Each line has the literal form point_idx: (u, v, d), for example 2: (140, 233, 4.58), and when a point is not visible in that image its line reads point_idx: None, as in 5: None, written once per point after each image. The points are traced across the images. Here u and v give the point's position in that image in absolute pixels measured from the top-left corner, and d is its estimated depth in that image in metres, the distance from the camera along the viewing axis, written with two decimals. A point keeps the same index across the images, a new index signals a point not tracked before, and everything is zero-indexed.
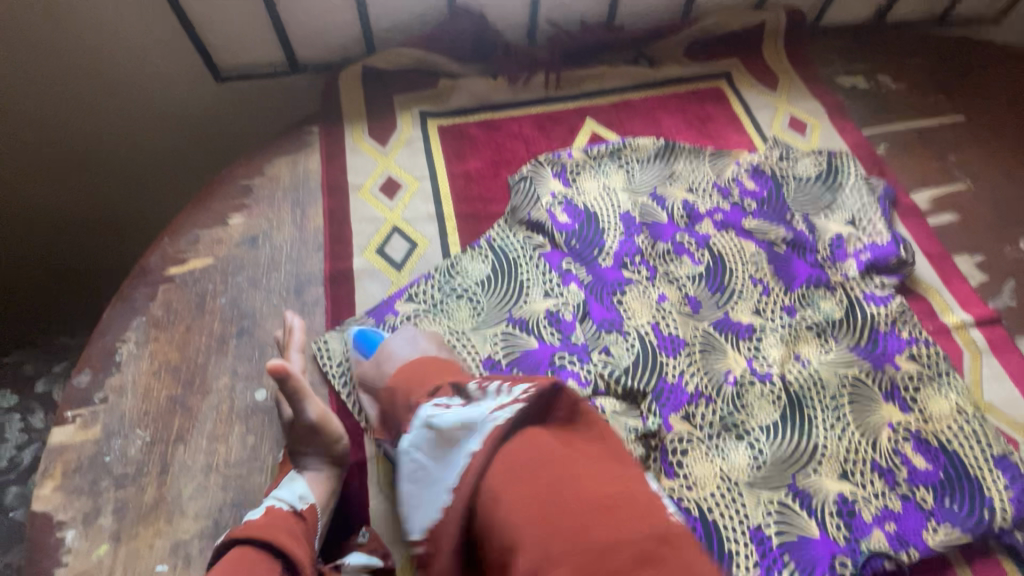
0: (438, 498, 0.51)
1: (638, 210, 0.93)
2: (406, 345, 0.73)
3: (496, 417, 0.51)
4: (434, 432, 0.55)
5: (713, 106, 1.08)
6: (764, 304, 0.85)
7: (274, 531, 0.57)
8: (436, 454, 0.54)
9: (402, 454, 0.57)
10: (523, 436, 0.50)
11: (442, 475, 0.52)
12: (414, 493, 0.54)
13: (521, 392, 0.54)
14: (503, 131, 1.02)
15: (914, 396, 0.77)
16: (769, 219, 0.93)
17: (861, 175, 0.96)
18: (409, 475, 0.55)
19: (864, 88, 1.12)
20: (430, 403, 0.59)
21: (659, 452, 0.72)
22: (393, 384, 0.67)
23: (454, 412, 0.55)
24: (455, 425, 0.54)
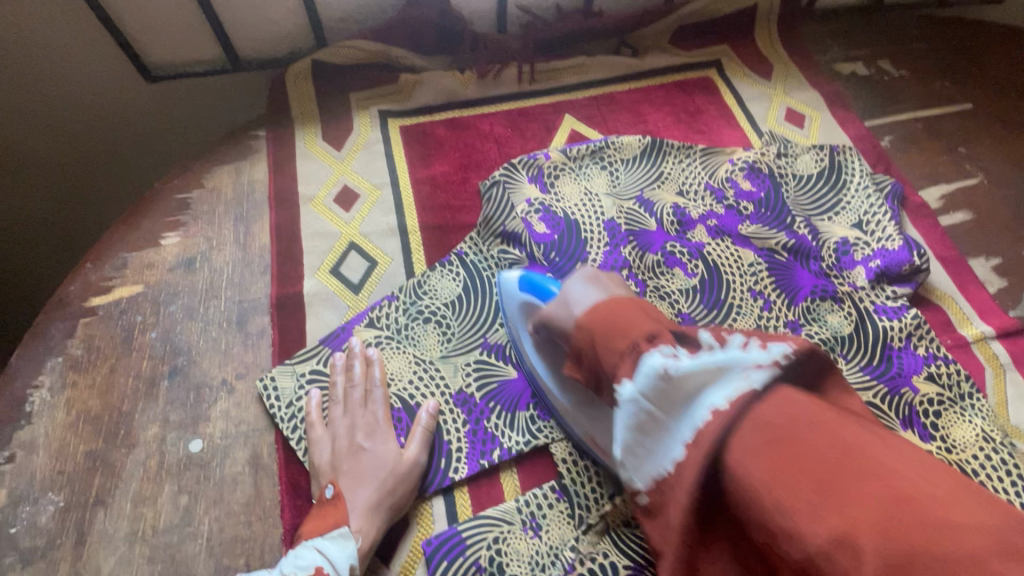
0: (677, 446, 0.46)
1: (624, 217, 0.84)
2: (590, 288, 0.58)
3: (750, 381, 0.44)
4: (662, 382, 0.49)
5: (703, 98, 0.98)
6: (765, 319, 0.77)
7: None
8: (668, 401, 0.48)
9: (624, 396, 0.51)
10: (783, 396, 0.42)
11: (675, 427, 0.47)
12: (637, 431, 0.51)
13: (780, 354, 0.45)
14: (473, 131, 0.92)
15: (935, 421, 0.69)
16: (767, 223, 0.84)
17: (868, 171, 0.87)
18: (635, 422, 0.51)
19: (865, 75, 1.03)
20: (655, 349, 0.50)
21: None
22: (592, 325, 0.55)
23: (699, 359, 0.48)
24: (699, 375, 0.47)
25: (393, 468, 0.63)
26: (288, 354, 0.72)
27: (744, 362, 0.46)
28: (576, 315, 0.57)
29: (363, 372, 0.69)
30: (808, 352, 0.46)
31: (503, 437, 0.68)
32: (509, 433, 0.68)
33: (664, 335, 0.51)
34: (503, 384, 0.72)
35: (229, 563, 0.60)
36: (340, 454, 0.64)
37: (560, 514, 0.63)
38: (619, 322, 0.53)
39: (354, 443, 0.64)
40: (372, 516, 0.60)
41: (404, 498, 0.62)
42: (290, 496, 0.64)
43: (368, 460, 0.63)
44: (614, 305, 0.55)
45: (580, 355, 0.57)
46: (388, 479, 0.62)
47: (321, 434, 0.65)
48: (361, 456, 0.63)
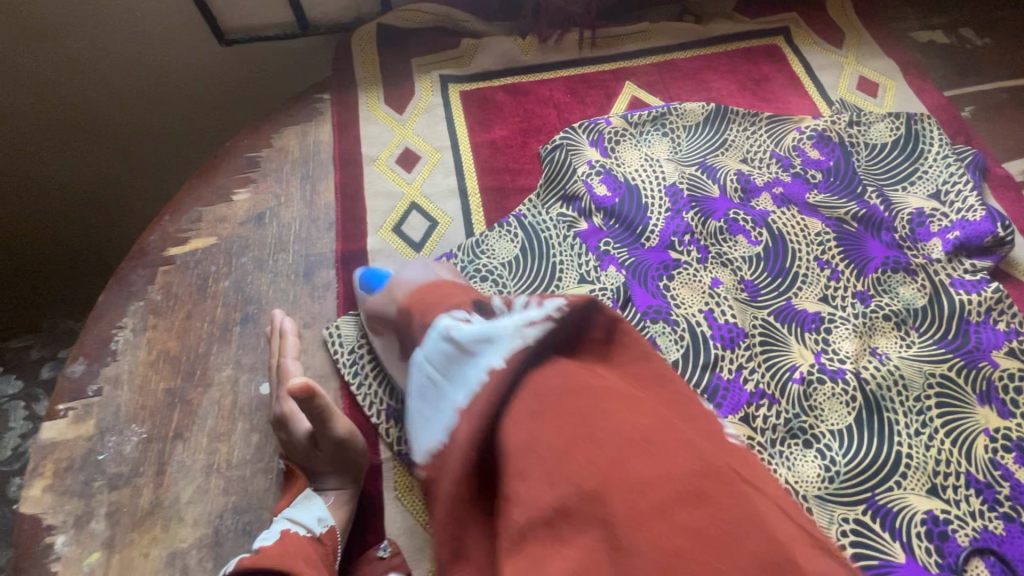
0: (444, 416, 0.45)
1: (686, 182, 0.82)
2: (420, 271, 0.65)
3: (523, 337, 0.44)
4: (449, 349, 0.48)
5: (770, 66, 0.95)
6: (833, 289, 0.75)
7: (294, 559, 0.53)
8: (450, 366, 0.48)
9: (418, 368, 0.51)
10: (554, 371, 0.42)
11: (451, 390, 0.46)
12: (422, 406, 0.49)
13: (553, 308, 0.45)
14: (533, 97, 0.92)
15: (1016, 398, 0.66)
16: (836, 193, 0.81)
17: (947, 141, 0.83)
18: (420, 390, 0.50)
19: (944, 44, 0.98)
20: (447, 315, 0.51)
21: None
22: (409, 303, 0.58)
23: (481, 324, 0.48)
24: (472, 339, 0.46)
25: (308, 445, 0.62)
26: (354, 305, 0.75)
27: (518, 322, 0.45)
28: (399, 296, 0.61)
29: (280, 345, 0.69)
30: (588, 304, 0.46)
31: None
32: None
33: (465, 303, 0.53)
34: None
35: None
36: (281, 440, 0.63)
37: None
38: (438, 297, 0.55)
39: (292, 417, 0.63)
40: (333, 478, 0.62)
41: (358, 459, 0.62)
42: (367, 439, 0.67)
43: (292, 442, 0.62)
44: (435, 286, 0.58)
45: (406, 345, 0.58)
46: (325, 455, 0.61)
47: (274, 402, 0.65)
48: (287, 440, 0.63)
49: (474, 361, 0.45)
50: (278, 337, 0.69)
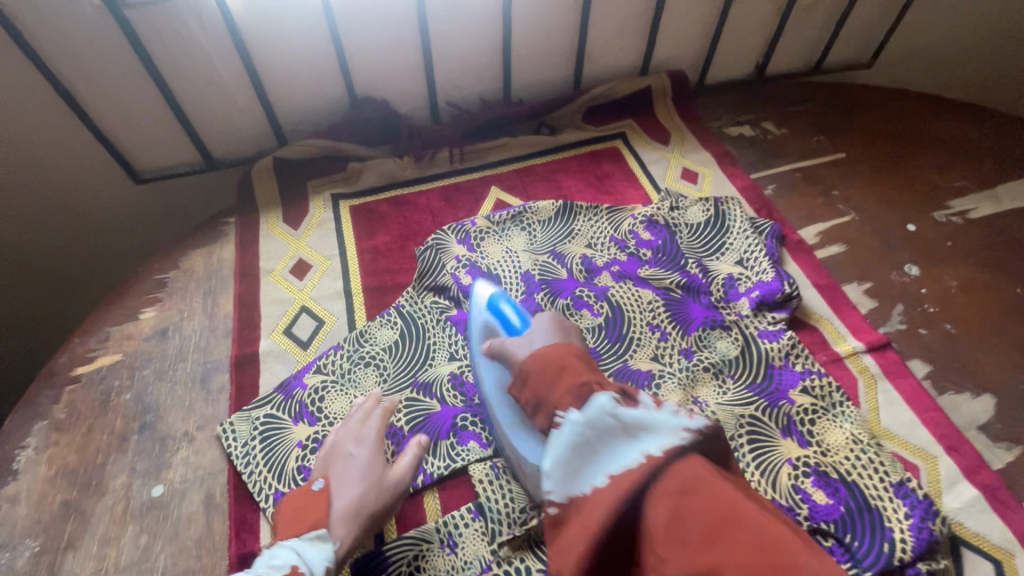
0: (599, 475, 0.48)
1: (538, 269, 0.96)
2: (551, 334, 0.68)
3: (681, 436, 0.46)
4: (612, 422, 0.51)
5: (611, 165, 1.14)
6: (662, 348, 0.87)
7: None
8: (599, 437, 0.50)
9: (564, 428, 0.54)
10: (689, 464, 0.44)
11: (602, 461, 0.49)
12: (578, 450, 0.51)
13: (699, 422, 0.47)
14: (412, 206, 1.08)
15: (811, 428, 0.78)
16: (664, 266, 0.97)
17: (748, 217, 1.00)
18: (569, 444, 0.52)
19: (750, 136, 1.20)
20: (605, 394, 0.54)
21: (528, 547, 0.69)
22: (547, 357, 0.63)
23: (639, 410, 0.50)
24: (636, 422, 0.49)
25: (377, 483, 0.69)
26: (244, 404, 0.83)
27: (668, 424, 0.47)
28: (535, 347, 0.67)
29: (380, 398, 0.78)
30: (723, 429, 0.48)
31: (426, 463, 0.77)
32: (432, 459, 0.78)
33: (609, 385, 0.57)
34: (429, 417, 0.81)
35: None
36: (333, 458, 0.71)
37: (475, 531, 0.71)
38: (569, 372, 0.60)
39: (366, 462, 0.71)
40: (347, 519, 0.66)
41: (379, 511, 0.68)
42: (236, 531, 0.72)
43: (353, 471, 0.70)
44: (551, 348, 0.64)
45: (527, 381, 0.63)
46: (365, 493, 0.68)
47: (350, 449, 0.72)
48: (347, 465, 0.70)
49: (625, 447, 0.48)
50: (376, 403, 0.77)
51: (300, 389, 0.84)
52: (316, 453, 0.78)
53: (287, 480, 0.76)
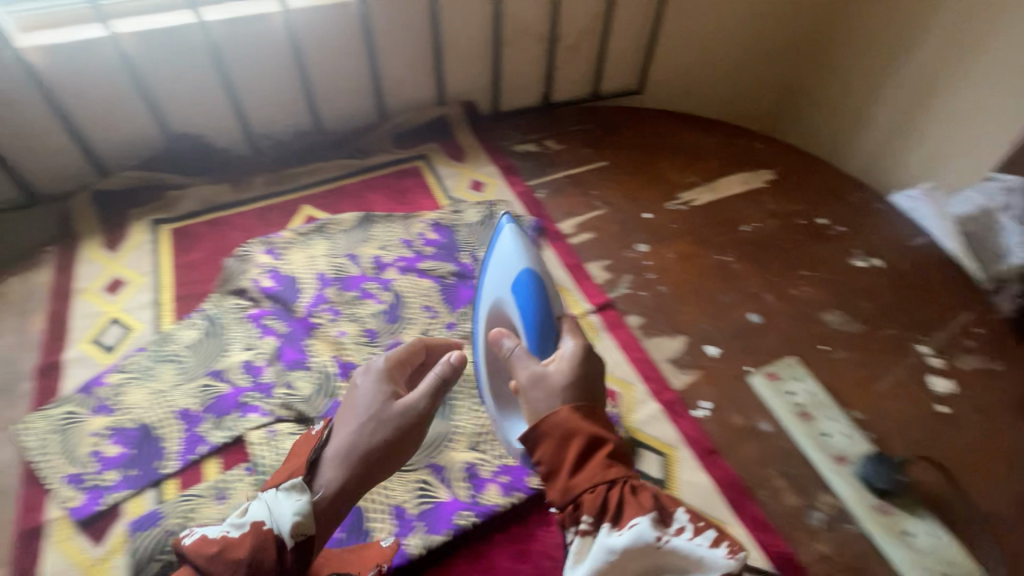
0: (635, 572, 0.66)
1: (333, 269, 1.12)
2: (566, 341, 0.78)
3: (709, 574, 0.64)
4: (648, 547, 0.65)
5: (412, 180, 1.34)
6: (431, 325, 1.05)
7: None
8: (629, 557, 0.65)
9: (595, 543, 0.66)
10: None
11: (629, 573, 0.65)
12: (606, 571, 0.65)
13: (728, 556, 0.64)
14: (227, 225, 1.21)
15: None
16: (442, 259, 1.16)
17: (512, 215, 1.22)
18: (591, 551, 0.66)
19: (534, 151, 1.44)
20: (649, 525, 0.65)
21: None
22: (578, 432, 0.69)
23: (683, 539, 0.65)
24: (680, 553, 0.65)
25: (378, 412, 0.76)
26: (44, 405, 0.92)
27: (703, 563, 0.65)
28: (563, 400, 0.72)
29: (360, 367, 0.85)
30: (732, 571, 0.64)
31: (211, 435, 0.88)
32: (217, 431, 0.89)
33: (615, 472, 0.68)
34: (219, 397, 0.93)
35: None
36: (351, 404, 0.79)
37: (246, 483, 0.83)
38: (588, 452, 0.69)
39: (364, 406, 0.76)
40: (338, 459, 0.72)
41: (370, 445, 0.73)
42: (26, 511, 0.82)
43: (357, 406, 0.77)
44: (563, 417, 0.70)
45: (555, 437, 0.70)
46: (365, 421, 0.75)
47: (358, 392, 0.79)
48: (353, 403, 0.78)
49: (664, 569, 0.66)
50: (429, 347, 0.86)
51: (101, 387, 0.94)
52: (109, 439, 0.88)
53: (79, 464, 0.85)
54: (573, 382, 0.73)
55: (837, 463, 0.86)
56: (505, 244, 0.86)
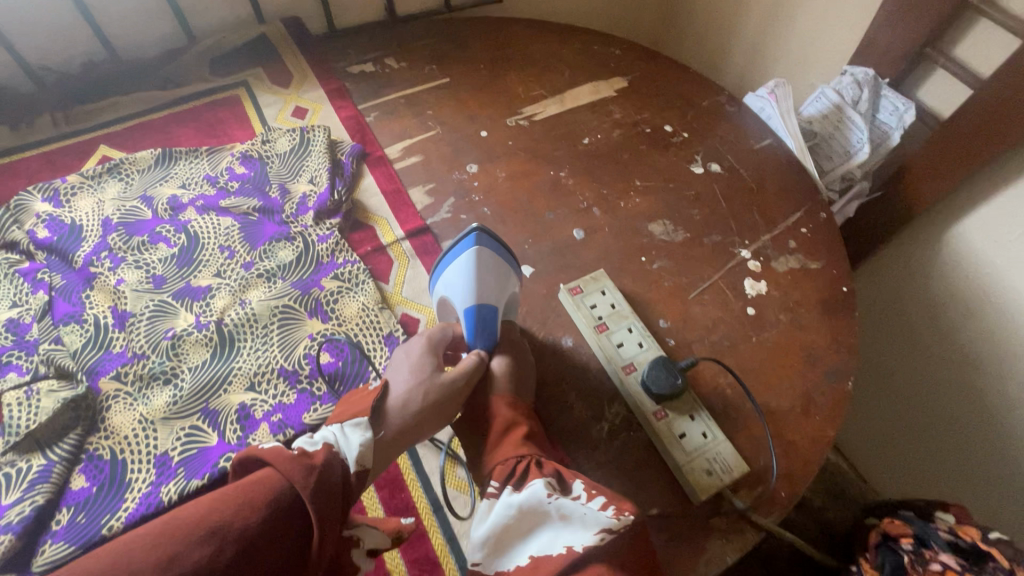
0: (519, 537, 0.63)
1: (121, 213, 1.02)
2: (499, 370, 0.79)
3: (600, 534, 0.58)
4: (542, 510, 0.62)
5: (227, 111, 1.21)
6: (226, 265, 0.97)
7: (242, 485, 0.50)
8: (521, 517, 0.63)
9: (499, 503, 0.64)
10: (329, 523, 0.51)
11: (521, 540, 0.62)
12: (502, 528, 0.63)
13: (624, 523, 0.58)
14: (7, 173, 1.09)
15: (333, 306, 0.91)
16: (246, 194, 1.06)
17: (328, 141, 1.11)
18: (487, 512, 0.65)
19: (370, 71, 1.32)
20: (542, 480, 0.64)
21: (39, 450, 0.76)
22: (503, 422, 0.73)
23: (574, 503, 0.62)
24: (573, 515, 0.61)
25: (456, 377, 0.74)
26: None
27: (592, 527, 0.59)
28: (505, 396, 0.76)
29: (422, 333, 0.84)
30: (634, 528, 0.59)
31: None
32: None
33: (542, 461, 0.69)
34: None
35: None
36: (404, 366, 0.75)
37: None
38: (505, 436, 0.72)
39: (421, 366, 0.74)
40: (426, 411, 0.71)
41: (425, 409, 0.71)
42: None
43: (430, 368, 0.74)
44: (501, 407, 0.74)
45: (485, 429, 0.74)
46: (457, 382, 0.74)
47: (421, 354, 0.76)
48: (424, 364, 0.75)
49: (559, 531, 0.61)
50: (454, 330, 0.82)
51: None
52: None
53: None
54: (503, 387, 0.77)
55: (625, 372, 0.84)
56: (457, 266, 0.82)
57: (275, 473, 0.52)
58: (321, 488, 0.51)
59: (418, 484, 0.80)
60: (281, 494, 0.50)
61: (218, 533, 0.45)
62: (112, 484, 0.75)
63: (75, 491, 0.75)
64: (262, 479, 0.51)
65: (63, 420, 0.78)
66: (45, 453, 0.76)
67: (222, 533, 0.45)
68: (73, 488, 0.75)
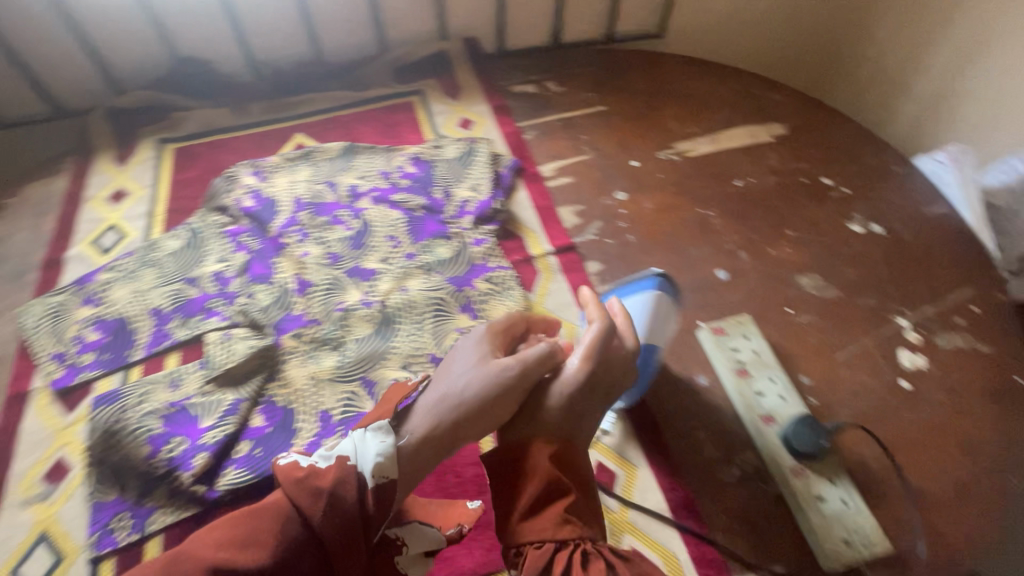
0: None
1: (310, 194, 1.17)
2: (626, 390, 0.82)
3: None
4: None
5: (403, 115, 1.34)
6: (391, 253, 1.07)
7: (245, 514, 0.55)
8: None
9: None
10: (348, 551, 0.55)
11: None
12: None
13: None
14: (224, 148, 1.28)
15: (483, 306, 0.98)
16: (414, 192, 1.17)
17: (492, 153, 1.20)
18: None
19: (532, 92, 1.40)
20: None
21: (235, 388, 0.89)
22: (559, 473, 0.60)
23: None
24: None
25: (507, 381, 0.64)
26: (45, 293, 1.03)
27: None
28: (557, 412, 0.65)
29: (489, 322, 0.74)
30: None
31: (176, 332, 0.97)
32: (182, 329, 0.98)
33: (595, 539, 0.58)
34: (188, 301, 1.01)
35: None
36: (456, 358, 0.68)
37: (196, 375, 0.90)
38: (541, 499, 0.58)
39: (479, 358, 0.67)
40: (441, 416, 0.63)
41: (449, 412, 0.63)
42: (16, 378, 0.93)
43: (483, 364, 0.66)
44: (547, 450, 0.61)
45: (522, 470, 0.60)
46: (510, 382, 0.64)
47: (468, 351, 0.69)
48: (481, 358, 0.67)
49: None
50: (549, 338, 0.75)
51: (92, 282, 1.04)
52: (92, 326, 0.98)
53: (66, 343, 0.96)
54: (552, 413, 0.64)
55: (764, 422, 0.84)
56: (627, 308, 0.81)
57: (284, 498, 0.56)
58: (332, 510, 0.55)
59: None
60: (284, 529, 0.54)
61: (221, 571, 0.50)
62: (284, 429, 0.86)
63: (254, 427, 0.86)
64: (263, 508, 0.56)
65: (252, 366, 0.91)
66: (237, 391, 0.89)
67: (225, 574, 0.50)
68: (253, 424, 0.86)
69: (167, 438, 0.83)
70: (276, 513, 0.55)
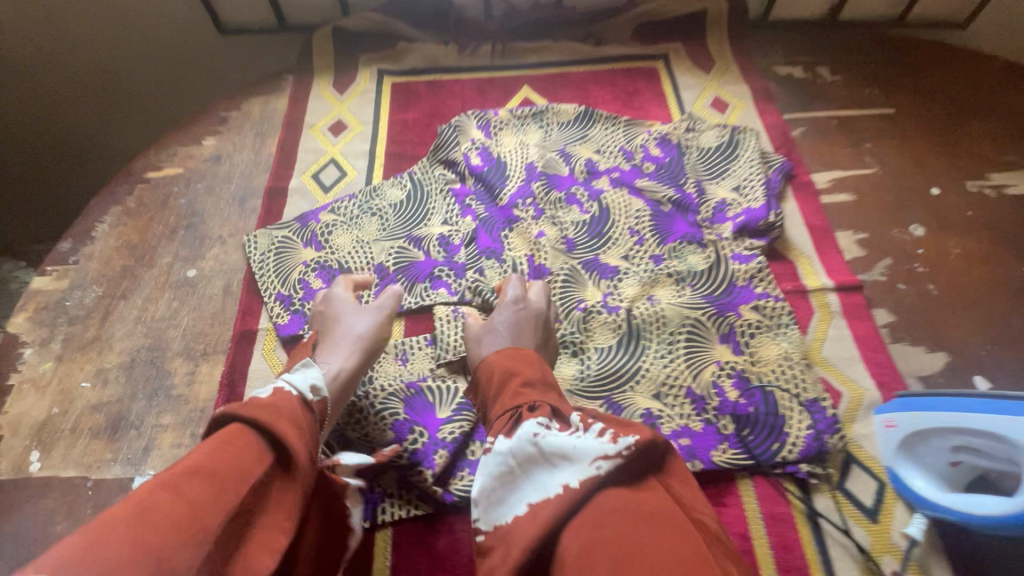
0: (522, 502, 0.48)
1: (543, 162, 1.03)
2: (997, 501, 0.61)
3: (597, 467, 0.47)
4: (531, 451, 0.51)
5: (644, 83, 1.16)
6: (634, 250, 0.93)
7: (206, 482, 0.43)
8: (529, 462, 0.51)
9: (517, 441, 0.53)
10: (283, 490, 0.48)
11: (528, 486, 0.50)
12: (503, 484, 0.51)
13: (625, 446, 0.49)
14: (446, 91, 1.16)
15: (749, 340, 0.83)
16: (661, 181, 1.00)
17: (760, 149, 1.01)
18: (495, 472, 0.52)
19: (799, 77, 1.17)
20: (534, 421, 0.54)
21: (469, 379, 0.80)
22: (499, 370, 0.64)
23: (568, 437, 0.51)
24: (567, 448, 0.50)
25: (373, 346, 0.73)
26: (268, 225, 0.98)
27: (593, 451, 0.49)
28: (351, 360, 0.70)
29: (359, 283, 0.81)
30: (651, 443, 0.49)
31: (401, 298, 0.89)
32: (407, 296, 0.90)
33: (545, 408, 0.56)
34: (413, 264, 0.93)
35: (193, 345, 0.86)
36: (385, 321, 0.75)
37: (426, 354, 0.83)
38: (506, 378, 0.63)
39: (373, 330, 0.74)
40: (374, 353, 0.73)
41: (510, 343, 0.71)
42: (242, 314, 0.89)
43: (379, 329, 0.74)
44: (505, 358, 0.65)
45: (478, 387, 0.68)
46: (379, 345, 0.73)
47: (515, 307, 0.75)
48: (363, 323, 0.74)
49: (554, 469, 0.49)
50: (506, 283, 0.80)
51: (315, 222, 0.98)
52: (315, 272, 0.92)
53: (289, 286, 0.90)
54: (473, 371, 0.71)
55: None
56: None
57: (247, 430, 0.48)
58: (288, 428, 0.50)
59: (819, 562, 0.68)
60: (291, 505, 0.48)
61: (189, 493, 0.41)
62: None
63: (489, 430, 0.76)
64: (221, 447, 0.46)
65: None
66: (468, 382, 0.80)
67: (188, 492, 0.41)
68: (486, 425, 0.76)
69: (410, 426, 0.74)
70: (280, 432, 0.49)
